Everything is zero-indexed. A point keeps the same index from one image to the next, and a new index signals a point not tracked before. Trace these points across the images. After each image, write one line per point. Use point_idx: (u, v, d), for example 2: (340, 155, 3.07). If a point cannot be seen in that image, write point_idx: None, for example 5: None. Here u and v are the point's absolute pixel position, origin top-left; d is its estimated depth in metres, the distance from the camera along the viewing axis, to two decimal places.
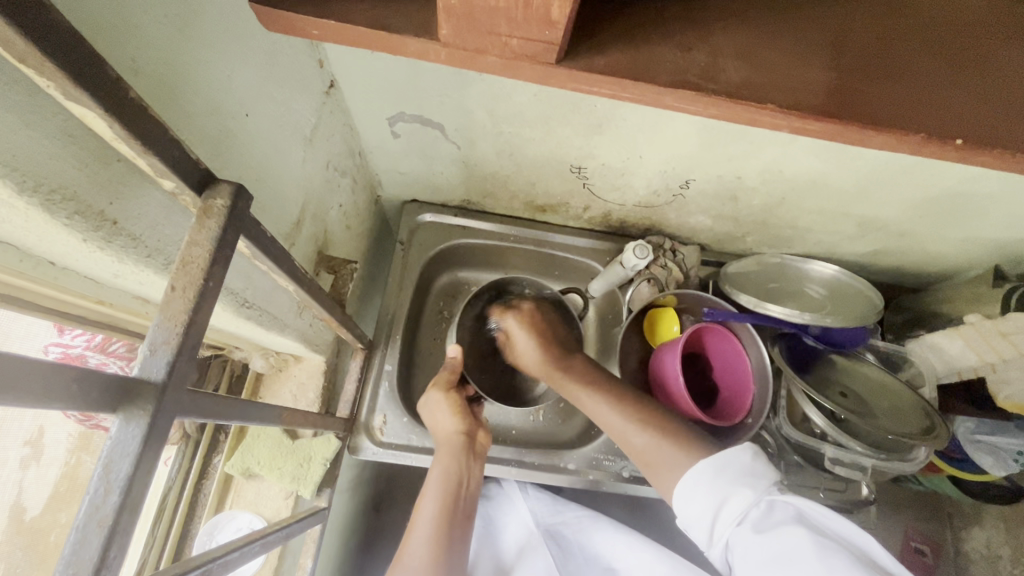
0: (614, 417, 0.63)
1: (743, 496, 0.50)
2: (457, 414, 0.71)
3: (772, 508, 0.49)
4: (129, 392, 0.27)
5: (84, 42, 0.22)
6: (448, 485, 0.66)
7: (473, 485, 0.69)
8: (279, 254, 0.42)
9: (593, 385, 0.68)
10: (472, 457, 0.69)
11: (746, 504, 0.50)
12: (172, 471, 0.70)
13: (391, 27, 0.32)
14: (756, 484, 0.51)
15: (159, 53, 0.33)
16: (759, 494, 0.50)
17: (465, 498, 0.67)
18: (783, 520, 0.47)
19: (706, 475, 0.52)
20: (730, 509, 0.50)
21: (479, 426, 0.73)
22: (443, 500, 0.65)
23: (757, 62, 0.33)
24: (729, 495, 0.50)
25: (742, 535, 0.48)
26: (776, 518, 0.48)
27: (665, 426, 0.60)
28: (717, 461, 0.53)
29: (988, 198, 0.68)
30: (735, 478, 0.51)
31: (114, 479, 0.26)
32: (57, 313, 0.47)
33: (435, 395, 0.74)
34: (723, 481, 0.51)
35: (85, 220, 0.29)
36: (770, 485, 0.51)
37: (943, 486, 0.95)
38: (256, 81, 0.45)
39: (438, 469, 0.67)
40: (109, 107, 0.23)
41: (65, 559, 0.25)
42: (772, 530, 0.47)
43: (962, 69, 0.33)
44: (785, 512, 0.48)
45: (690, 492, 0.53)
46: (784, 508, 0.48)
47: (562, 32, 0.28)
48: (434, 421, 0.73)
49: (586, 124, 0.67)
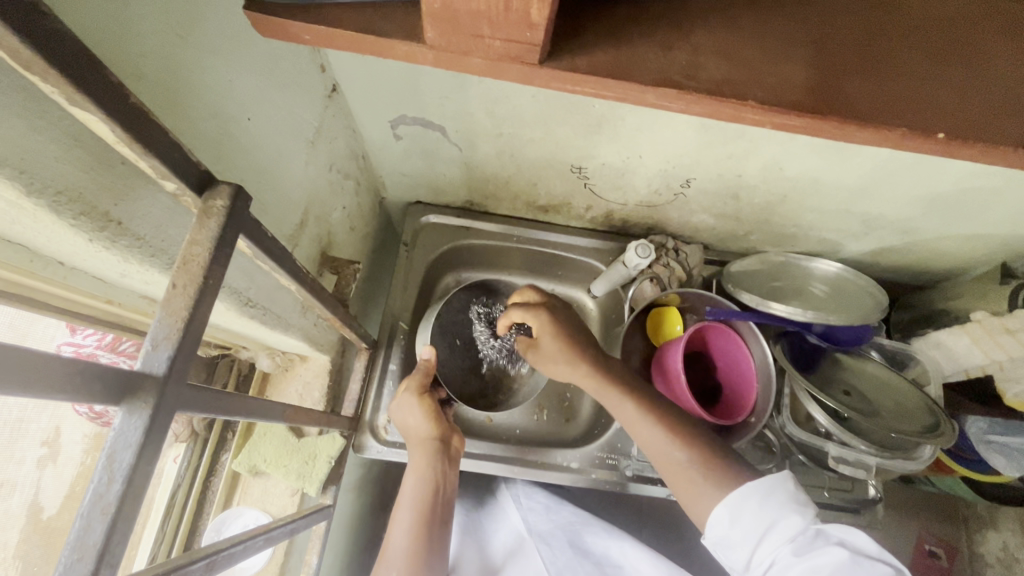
0: (659, 437, 0.59)
1: (792, 522, 0.50)
2: (431, 419, 0.71)
3: (817, 535, 0.49)
4: (131, 385, 0.28)
5: (85, 49, 0.23)
6: (424, 494, 0.67)
7: (450, 489, 0.70)
8: (280, 254, 0.44)
9: (637, 399, 0.63)
10: (447, 463, 0.70)
11: (794, 530, 0.50)
12: (181, 468, 0.72)
13: (381, 32, 0.33)
14: (801, 510, 0.51)
15: (161, 59, 0.34)
16: (805, 520, 0.50)
17: (443, 504, 0.69)
18: (827, 546, 0.48)
19: (755, 498, 0.52)
20: (778, 533, 0.50)
21: (454, 430, 0.73)
22: (419, 509, 0.66)
23: (737, 60, 0.33)
24: (777, 520, 0.51)
25: (786, 558, 0.49)
26: (821, 544, 0.49)
27: (701, 446, 0.58)
28: (763, 484, 0.53)
29: (993, 193, 0.68)
30: (783, 503, 0.52)
31: (117, 469, 0.27)
32: (68, 312, 0.48)
33: (409, 399, 0.73)
34: (772, 505, 0.51)
35: (91, 220, 0.30)
36: (811, 512, 0.52)
37: (957, 488, 0.92)
38: (258, 86, 0.46)
39: (414, 476, 0.68)
40: (110, 111, 0.24)
41: (70, 544, 0.26)
42: (817, 555, 0.48)
43: (946, 67, 0.33)
44: (829, 539, 0.49)
45: (735, 511, 0.52)
46: (829, 535, 0.49)
47: (542, 34, 0.29)
48: (407, 425, 0.73)
49: (585, 124, 0.68)
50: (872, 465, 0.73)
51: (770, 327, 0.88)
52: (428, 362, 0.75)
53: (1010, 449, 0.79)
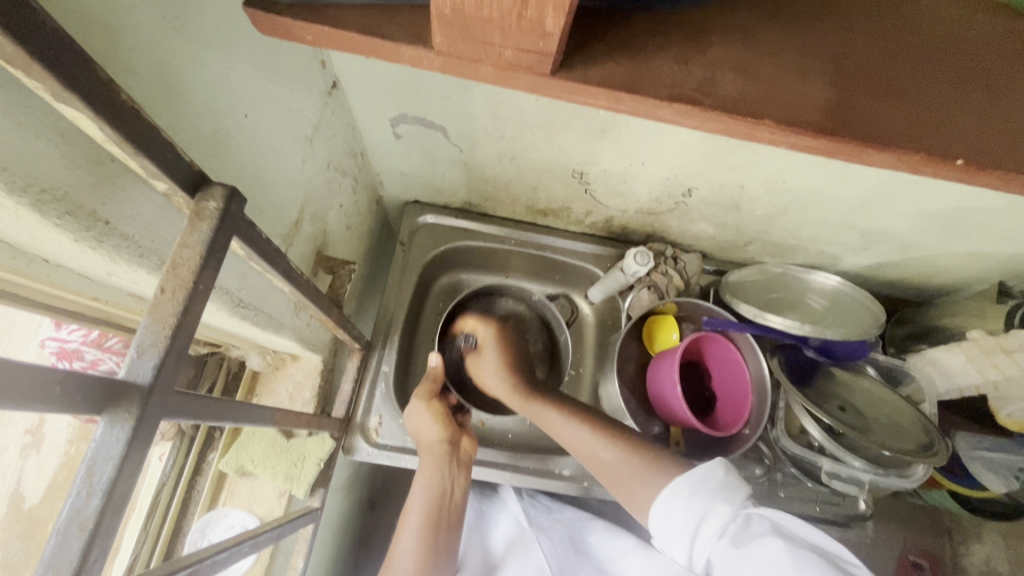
0: (584, 434, 0.62)
1: (720, 512, 0.49)
2: (439, 423, 0.71)
3: (749, 522, 0.48)
4: (113, 395, 0.27)
5: (71, 43, 0.22)
6: (431, 498, 0.67)
7: (459, 492, 0.69)
8: (274, 255, 0.42)
9: (558, 406, 0.68)
10: (456, 466, 0.69)
11: (724, 519, 0.48)
12: (166, 467, 0.71)
13: (387, 34, 0.32)
14: (732, 498, 0.50)
15: (155, 52, 0.33)
16: (735, 507, 0.49)
17: (452, 507, 0.68)
18: (759, 533, 0.46)
19: (683, 494, 0.51)
20: (710, 525, 0.48)
21: (463, 432, 0.73)
22: (428, 512, 0.66)
23: (755, 77, 0.32)
24: (707, 511, 0.49)
25: (722, 551, 0.47)
26: (753, 531, 0.47)
27: (633, 443, 0.59)
28: (691, 478, 0.51)
29: (993, 213, 0.68)
30: (713, 493, 0.50)
31: (97, 482, 0.26)
32: (54, 309, 0.47)
33: (417, 405, 0.73)
34: (701, 497, 0.50)
35: (76, 221, 0.29)
36: (744, 498, 0.50)
37: (944, 502, 0.92)
38: (255, 81, 0.45)
39: (422, 479, 0.68)
40: (98, 109, 0.23)
41: (45, 561, 0.25)
42: (751, 545, 0.45)
43: (971, 93, 0.32)
44: (762, 525, 0.47)
45: (666, 509, 0.51)
46: (761, 520, 0.48)
47: (556, 44, 0.28)
48: (417, 429, 0.73)
49: (588, 130, 0.67)
50: (865, 480, 0.74)
51: (766, 338, 0.88)
52: (436, 368, 0.77)
53: (997, 465, 0.80)
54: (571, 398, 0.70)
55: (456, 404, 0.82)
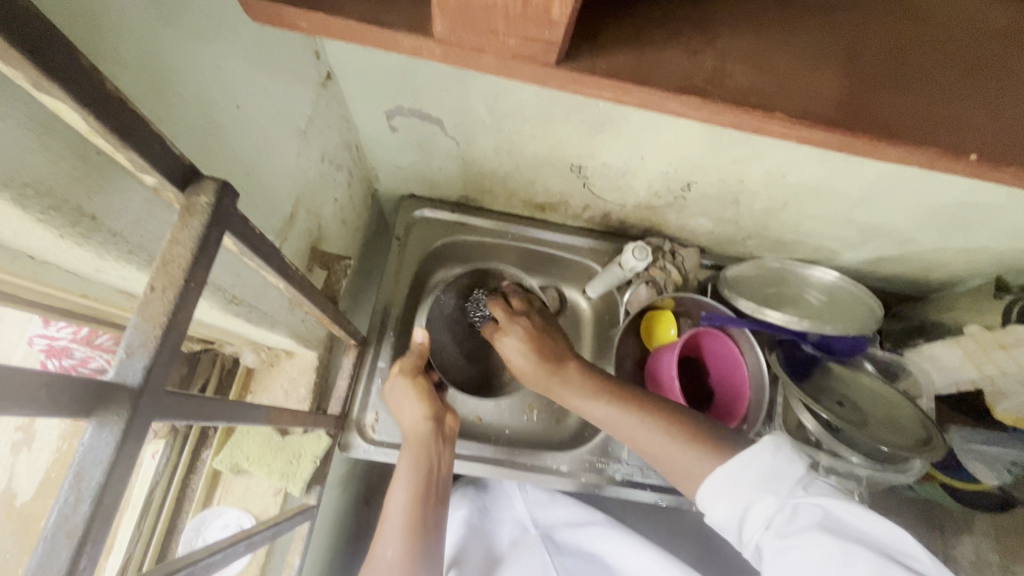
0: (623, 417, 0.63)
1: (765, 503, 0.48)
2: (423, 399, 0.71)
3: (798, 513, 0.47)
4: (102, 397, 0.26)
5: (52, 29, 0.21)
6: (418, 474, 0.66)
7: (446, 469, 0.69)
8: (268, 251, 0.41)
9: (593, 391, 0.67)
10: (441, 442, 0.69)
11: (770, 509, 0.48)
12: (160, 465, 0.70)
13: (384, 23, 0.31)
14: (778, 487, 0.49)
15: (142, 41, 0.31)
16: (783, 497, 0.48)
17: (438, 482, 0.68)
18: (807, 526, 0.46)
19: (723, 486, 0.51)
20: (755, 516, 0.48)
21: (446, 409, 0.73)
22: (415, 486, 0.65)
23: (766, 68, 0.31)
24: (752, 501, 0.49)
25: (768, 541, 0.47)
26: (801, 524, 0.46)
27: (675, 424, 0.59)
28: (733, 468, 0.51)
29: (993, 208, 0.67)
30: (757, 482, 0.50)
31: (85, 487, 0.25)
32: (42, 305, 0.46)
33: (401, 381, 0.73)
34: (745, 488, 0.50)
35: (61, 216, 0.28)
36: (794, 485, 0.49)
37: (934, 493, 0.93)
38: (247, 71, 0.43)
39: (407, 458, 0.67)
40: (82, 100, 0.22)
41: (32, 570, 0.24)
42: (797, 538, 0.45)
43: (984, 85, 0.32)
44: (811, 517, 0.46)
45: (710, 499, 0.52)
46: (810, 510, 0.47)
47: (562, 33, 0.27)
48: (401, 410, 0.73)
49: (588, 123, 0.66)
50: (863, 475, 0.74)
51: (765, 334, 0.88)
52: (421, 345, 0.76)
53: (992, 458, 0.81)
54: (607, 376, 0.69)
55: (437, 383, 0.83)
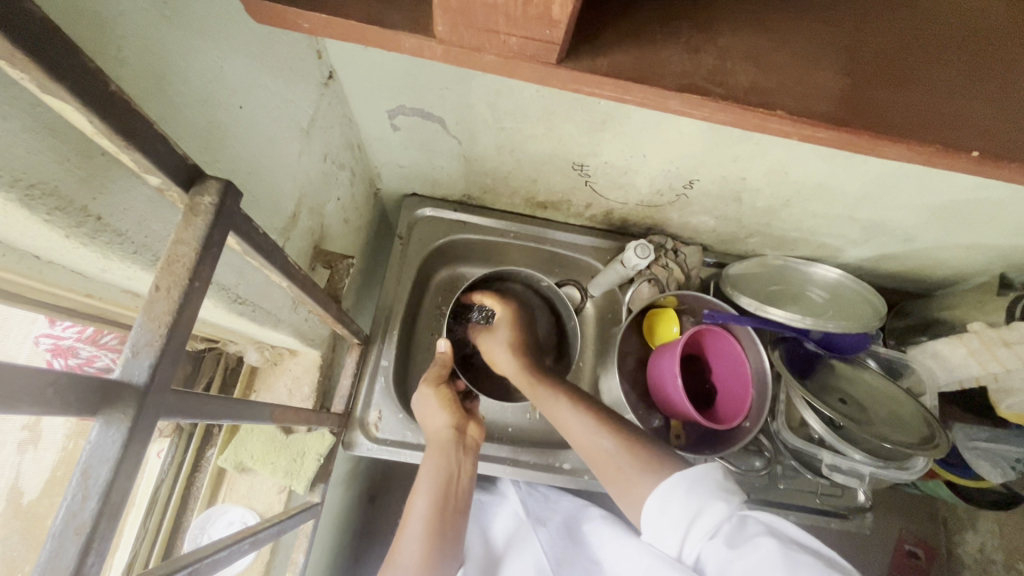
0: (585, 426, 0.61)
1: (715, 510, 0.50)
2: (446, 408, 0.71)
3: (744, 524, 0.49)
4: (108, 395, 0.26)
5: (57, 32, 0.21)
6: (440, 482, 0.66)
7: (466, 479, 0.69)
8: (271, 250, 0.41)
9: (568, 396, 0.66)
10: (463, 452, 0.69)
11: (719, 518, 0.50)
12: (165, 463, 0.70)
13: (385, 22, 0.31)
14: (728, 498, 0.51)
15: (145, 41, 0.32)
16: (730, 508, 0.50)
17: (459, 492, 0.67)
18: (754, 534, 0.47)
19: (680, 490, 0.51)
20: (704, 523, 0.49)
21: (470, 419, 0.72)
22: (435, 494, 0.65)
23: (767, 66, 0.31)
24: (702, 509, 0.50)
25: (718, 550, 0.48)
26: (748, 533, 0.48)
27: (637, 441, 0.58)
28: (689, 475, 0.52)
29: (996, 205, 0.67)
30: (709, 492, 0.51)
31: (93, 484, 0.25)
32: (48, 305, 0.46)
33: (426, 391, 0.74)
34: (698, 495, 0.51)
35: (67, 216, 0.28)
36: (740, 500, 0.51)
37: (937, 489, 0.95)
38: (250, 71, 0.44)
39: (429, 464, 0.67)
40: (87, 101, 0.22)
41: (42, 566, 0.24)
42: (743, 544, 0.47)
43: (987, 81, 0.32)
44: (756, 527, 0.48)
45: (662, 503, 0.52)
46: (755, 523, 0.49)
47: (563, 32, 0.27)
48: (425, 418, 0.73)
49: (590, 122, 0.66)
50: (866, 473, 0.74)
51: (767, 332, 0.87)
52: (444, 353, 0.76)
53: (994, 455, 0.80)
54: (583, 391, 0.68)
55: (465, 390, 0.81)
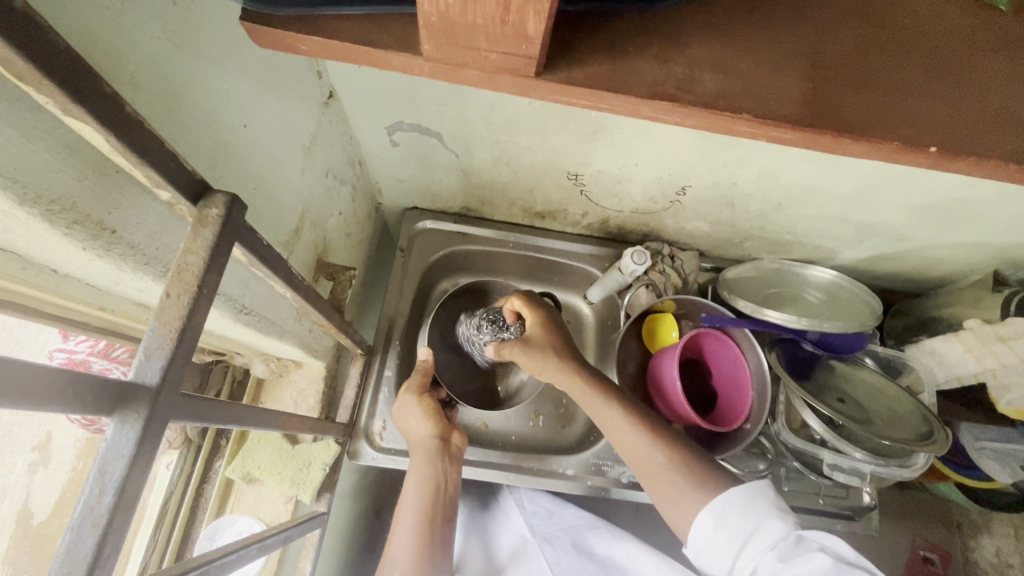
0: (634, 433, 0.61)
1: (773, 527, 0.50)
2: (430, 417, 0.72)
3: (801, 541, 0.49)
4: (124, 395, 0.28)
5: (79, 60, 0.23)
6: (425, 492, 0.67)
7: (452, 486, 0.70)
8: (275, 261, 0.43)
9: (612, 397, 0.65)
10: (448, 461, 0.70)
11: (776, 535, 0.50)
12: (174, 475, 0.71)
13: (375, 43, 0.33)
14: (785, 517, 0.51)
15: (157, 67, 0.34)
16: (787, 526, 0.50)
17: (446, 501, 0.68)
18: (809, 550, 0.47)
19: (738, 504, 0.53)
20: (760, 539, 0.50)
21: (454, 428, 0.74)
22: (422, 508, 0.66)
23: (734, 73, 0.33)
24: (759, 525, 0.51)
25: (770, 564, 0.48)
26: (804, 548, 0.48)
27: (683, 452, 0.59)
28: (747, 492, 0.54)
29: (985, 203, 0.68)
30: (766, 509, 0.52)
31: (109, 480, 0.27)
32: (62, 319, 0.48)
33: (408, 399, 0.74)
34: (755, 511, 0.52)
35: (84, 229, 0.30)
36: (796, 521, 0.51)
37: (952, 494, 0.95)
38: (253, 92, 0.46)
39: (415, 475, 0.68)
40: (105, 121, 0.24)
41: (60, 557, 0.25)
42: (799, 560, 0.47)
43: (942, 83, 0.34)
44: (812, 546, 0.48)
45: (720, 517, 0.53)
46: (812, 541, 0.49)
47: (539, 47, 0.29)
48: (407, 422, 0.74)
49: (583, 132, 0.68)
50: (867, 472, 0.74)
51: (765, 333, 0.88)
52: (426, 362, 0.78)
53: (1004, 457, 0.81)
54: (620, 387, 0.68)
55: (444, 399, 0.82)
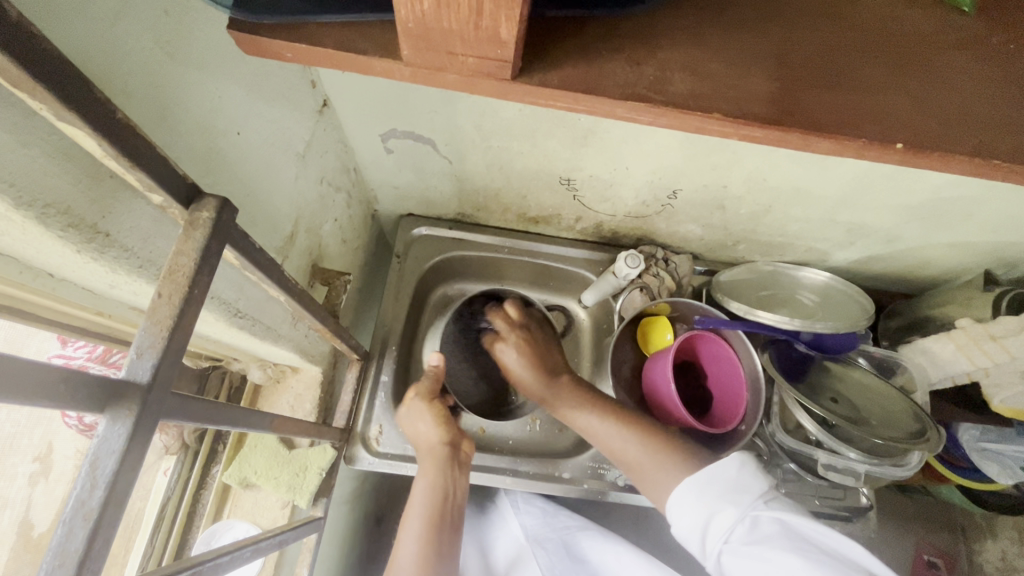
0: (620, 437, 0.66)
1: (725, 514, 0.50)
2: (440, 424, 0.73)
3: (757, 523, 0.49)
4: (116, 392, 0.29)
5: (73, 69, 0.24)
6: (434, 498, 0.67)
7: (460, 494, 0.70)
8: (268, 265, 0.44)
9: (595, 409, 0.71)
10: (457, 468, 0.71)
11: (731, 520, 0.50)
12: (171, 481, 0.72)
13: (359, 50, 0.35)
14: (739, 499, 0.51)
15: (150, 75, 0.35)
16: (740, 508, 0.50)
17: (453, 508, 0.68)
18: (763, 536, 0.47)
19: (693, 493, 0.54)
20: (717, 526, 0.50)
21: (462, 435, 0.75)
22: (429, 513, 0.66)
23: (703, 74, 0.34)
24: (713, 513, 0.51)
25: (728, 550, 0.49)
26: (759, 533, 0.48)
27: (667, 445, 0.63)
28: (701, 478, 0.54)
29: (971, 202, 0.69)
30: (720, 494, 0.52)
31: (101, 475, 0.28)
32: (60, 325, 0.49)
33: (418, 405, 0.75)
34: (709, 498, 0.52)
35: (78, 232, 0.31)
36: (754, 498, 0.50)
37: (951, 495, 0.95)
38: (246, 100, 0.47)
39: (423, 481, 0.69)
40: (96, 127, 0.25)
41: (53, 550, 0.26)
42: (748, 543, 0.48)
43: (906, 83, 0.35)
44: (768, 528, 0.48)
45: (680, 508, 0.54)
46: (769, 522, 0.48)
47: (514, 51, 0.30)
48: (417, 431, 0.75)
49: (572, 137, 0.69)
50: (862, 471, 0.74)
51: (759, 335, 0.88)
52: (436, 367, 0.79)
53: (1003, 457, 0.81)
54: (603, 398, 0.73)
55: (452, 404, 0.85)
